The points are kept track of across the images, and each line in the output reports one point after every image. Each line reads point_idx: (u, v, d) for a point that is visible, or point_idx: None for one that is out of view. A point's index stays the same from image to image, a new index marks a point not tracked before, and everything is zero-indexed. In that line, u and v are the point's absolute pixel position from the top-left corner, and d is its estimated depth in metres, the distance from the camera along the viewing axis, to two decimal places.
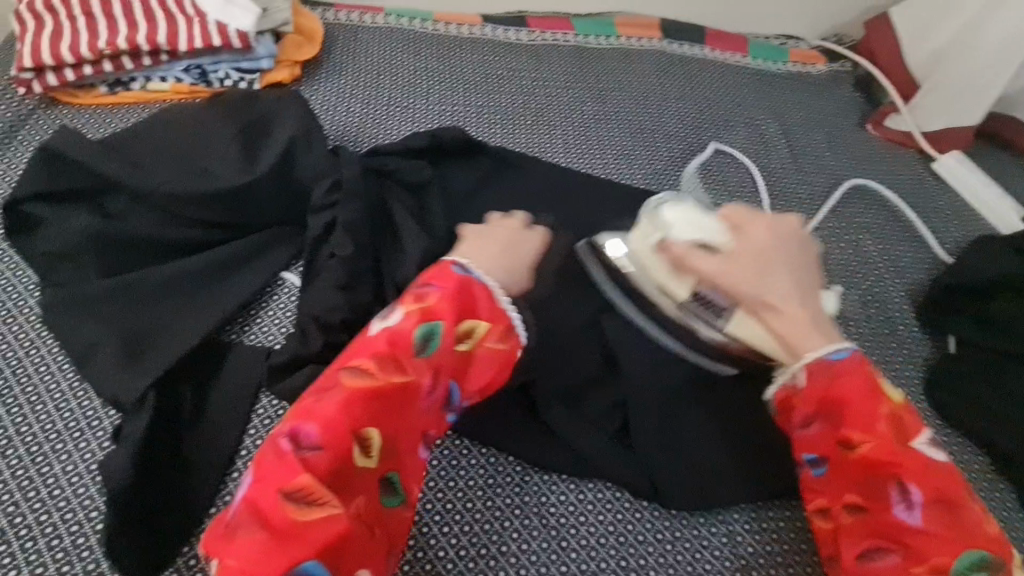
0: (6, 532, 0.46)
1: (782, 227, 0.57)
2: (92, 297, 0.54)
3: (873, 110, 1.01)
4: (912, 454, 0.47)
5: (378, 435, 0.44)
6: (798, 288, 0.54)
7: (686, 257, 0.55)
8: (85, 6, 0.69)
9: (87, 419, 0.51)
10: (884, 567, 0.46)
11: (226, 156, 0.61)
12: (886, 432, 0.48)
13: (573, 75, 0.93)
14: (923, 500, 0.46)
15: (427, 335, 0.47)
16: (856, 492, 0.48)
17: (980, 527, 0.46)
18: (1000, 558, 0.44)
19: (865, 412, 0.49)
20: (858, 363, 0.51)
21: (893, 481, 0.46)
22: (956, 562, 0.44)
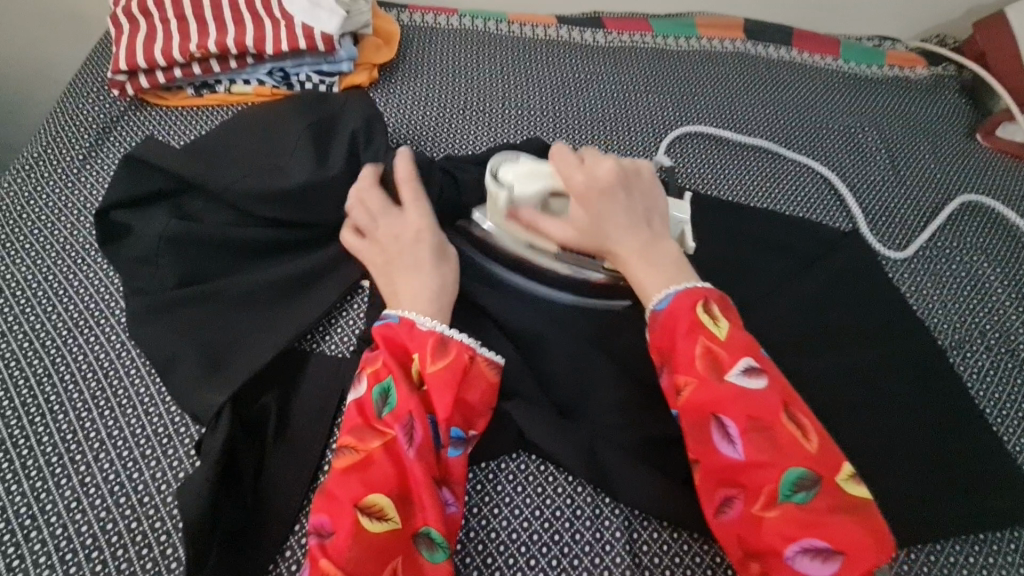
0: (98, 539, 0.45)
1: (614, 177, 0.55)
2: (181, 302, 0.53)
3: (981, 118, 0.92)
4: (749, 393, 0.46)
5: (381, 498, 0.43)
6: (635, 231, 0.54)
7: (533, 220, 0.55)
8: (177, 10, 0.69)
9: (173, 425, 0.50)
10: (735, 517, 0.45)
11: (307, 160, 0.60)
12: (699, 370, 0.48)
13: (652, 79, 0.89)
14: (741, 430, 0.45)
15: (382, 394, 0.47)
16: (689, 444, 0.47)
17: (798, 444, 0.45)
18: (827, 476, 0.44)
19: (711, 376, 0.47)
20: (680, 309, 0.50)
21: (735, 424, 0.45)
22: (779, 486, 0.44)
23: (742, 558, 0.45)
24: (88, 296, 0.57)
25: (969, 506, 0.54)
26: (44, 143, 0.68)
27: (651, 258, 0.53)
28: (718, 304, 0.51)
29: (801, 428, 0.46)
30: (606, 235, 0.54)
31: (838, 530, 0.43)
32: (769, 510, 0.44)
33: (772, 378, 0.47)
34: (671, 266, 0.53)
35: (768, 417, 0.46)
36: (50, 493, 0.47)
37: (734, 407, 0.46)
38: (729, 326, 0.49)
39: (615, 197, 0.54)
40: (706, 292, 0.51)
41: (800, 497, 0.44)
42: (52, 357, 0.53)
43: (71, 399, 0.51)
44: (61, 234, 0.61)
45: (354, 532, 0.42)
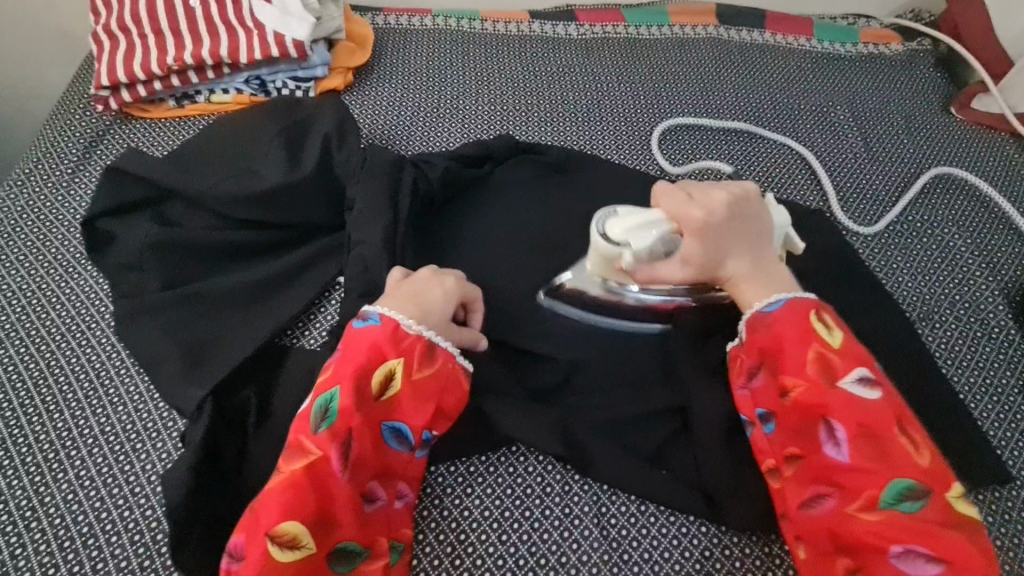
0: (94, 527, 0.48)
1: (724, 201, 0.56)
2: (165, 303, 0.56)
3: (957, 91, 0.92)
4: (861, 401, 0.47)
5: (293, 527, 0.43)
6: (749, 254, 0.55)
7: (653, 275, 0.56)
8: (155, 25, 0.72)
9: (161, 418, 0.53)
10: (823, 513, 0.47)
11: (280, 164, 0.63)
12: (811, 375, 0.49)
13: (625, 69, 0.91)
14: (848, 435, 0.47)
15: (321, 408, 0.47)
16: (792, 441, 0.49)
17: (910, 458, 0.45)
18: (937, 490, 0.45)
19: (823, 381, 0.48)
20: (788, 316, 0.51)
21: (844, 430, 0.47)
22: (882, 492, 0.45)
23: (826, 553, 0.46)
24: (78, 302, 0.60)
25: None
26: (35, 158, 0.71)
27: (767, 279, 0.54)
28: (830, 316, 0.52)
29: (913, 443, 0.46)
30: (723, 262, 0.55)
31: (945, 542, 0.43)
32: (868, 512, 0.45)
33: (885, 391, 0.48)
34: (783, 283, 0.54)
35: (880, 427, 0.46)
36: (49, 485, 0.50)
37: (845, 412, 0.47)
38: (843, 336, 0.50)
39: (730, 228, 0.55)
40: (816, 304, 0.52)
41: (906, 506, 0.44)
42: (47, 360, 0.56)
43: (65, 398, 0.54)
44: (53, 245, 0.64)
45: (264, 561, 0.42)
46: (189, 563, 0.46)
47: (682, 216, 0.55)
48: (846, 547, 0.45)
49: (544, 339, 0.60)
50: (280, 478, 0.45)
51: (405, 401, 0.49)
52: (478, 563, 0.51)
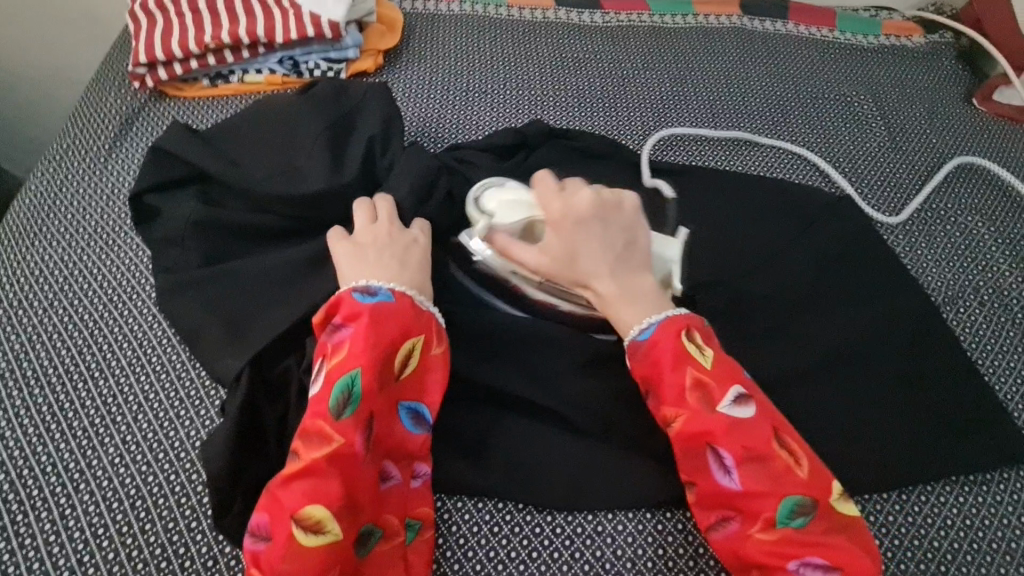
0: (141, 489, 0.50)
1: (598, 205, 0.56)
2: (208, 275, 0.57)
3: (980, 84, 0.93)
4: (739, 422, 0.48)
5: (320, 510, 0.43)
6: (610, 261, 0.55)
7: (507, 248, 0.55)
8: (191, 4, 0.73)
9: (204, 386, 0.54)
10: (727, 536, 0.47)
11: (316, 144, 0.64)
12: (692, 402, 0.49)
13: (650, 57, 0.91)
14: (735, 461, 0.47)
15: (344, 390, 0.46)
16: (684, 471, 0.49)
17: (791, 473, 0.47)
18: (821, 501, 0.46)
19: (703, 408, 0.48)
20: (671, 339, 0.51)
21: (730, 455, 0.47)
22: (776, 512, 0.46)
23: (739, 573, 0.48)
24: (118, 275, 0.61)
25: (959, 451, 0.57)
26: (73, 135, 0.72)
27: (629, 292, 0.54)
28: (700, 331, 0.52)
29: (793, 455, 0.47)
30: (583, 261, 0.54)
31: (836, 549, 0.45)
32: (766, 534, 0.46)
33: (760, 405, 0.49)
34: (649, 297, 0.54)
35: (762, 446, 0.47)
36: (96, 449, 0.51)
37: (726, 437, 0.47)
38: (714, 353, 0.51)
39: (591, 227, 0.55)
40: (689, 321, 0.52)
41: (799, 522, 0.45)
42: (90, 329, 0.58)
43: (109, 366, 0.56)
44: (93, 218, 0.65)
45: (290, 542, 0.42)
46: (236, 527, 0.47)
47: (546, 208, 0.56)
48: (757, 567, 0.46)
49: None
50: (298, 464, 0.44)
51: (421, 378, 0.51)
52: (516, 531, 0.52)
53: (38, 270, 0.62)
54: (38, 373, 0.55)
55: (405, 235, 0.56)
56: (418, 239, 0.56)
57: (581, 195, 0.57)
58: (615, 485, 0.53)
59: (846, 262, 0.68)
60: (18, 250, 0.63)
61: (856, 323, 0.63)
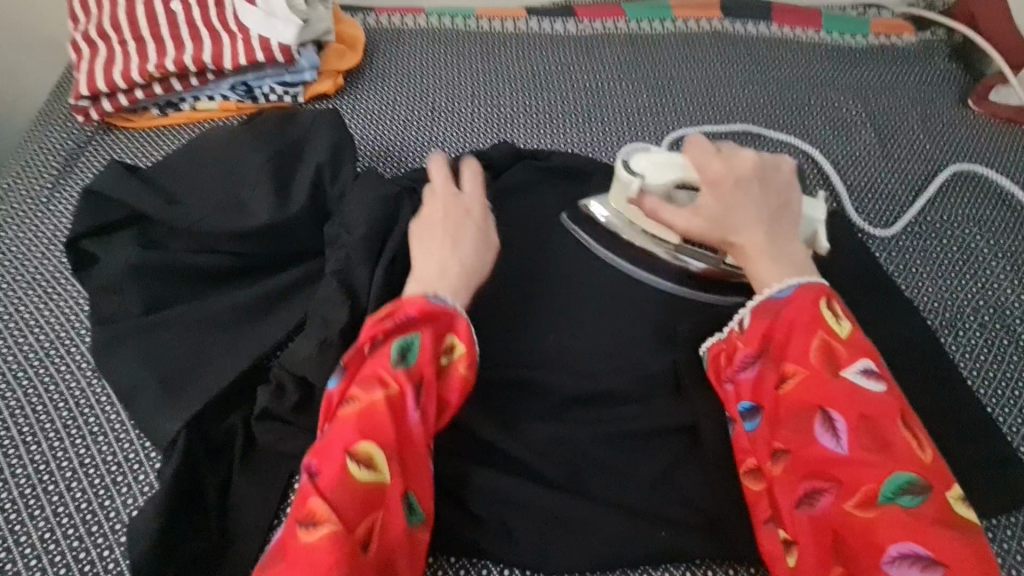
0: (71, 568, 0.46)
1: (764, 164, 0.55)
2: (146, 326, 0.53)
3: (975, 83, 0.89)
4: (865, 393, 0.44)
5: (376, 446, 0.42)
6: (766, 222, 0.53)
7: (656, 210, 0.55)
8: (135, 31, 0.69)
9: (144, 449, 0.51)
10: (821, 510, 0.43)
11: (264, 177, 0.60)
12: (814, 362, 0.46)
13: (626, 67, 0.87)
14: (848, 427, 0.44)
15: (402, 348, 0.46)
16: (784, 434, 0.46)
17: (912, 452, 0.43)
18: (936, 487, 0.42)
19: (827, 371, 0.45)
20: (801, 301, 0.48)
21: (844, 419, 0.44)
22: (881, 487, 0.42)
23: (822, 558, 0.42)
24: (56, 328, 0.57)
25: (961, 492, 0.53)
26: (14, 174, 0.69)
27: (775, 253, 0.52)
28: (840, 304, 0.49)
29: (916, 437, 0.43)
30: (735, 222, 0.53)
31: (941, 542, 0.40)
32: (864, 509, 0.42)
33: (891, 386, 0.45)
34: (800, 264, 0.52)
35: (883, 419, 0.44)
36: (24, 524, 0.48)
37: (845, 403, 0.44)
38: (851, 327, 0.47)
39: (751, 188, 0.53)
40: (828, 291, 0.49)
41: (906, 501, 0.41)
42: (24, 388, 0.54)
43: (43, 430, 0.52)
44: (32, 265, 0.62)
45: (343, 474, 0.41)
46: None
47: (703, 167, 0.54)
48: (842, 549, 0.42)
49: (548, 355, 0.56)
50: (355, 405, 0.43)
51: (460, 370, 0.48)
52: None
53: None
54: None
55: (460, 204, 0.56)
56: (470, 210, 0.56)
57: (745, 154, 0.55)
58: (586, 546, 0.48)
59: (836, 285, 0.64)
60: None
61: None
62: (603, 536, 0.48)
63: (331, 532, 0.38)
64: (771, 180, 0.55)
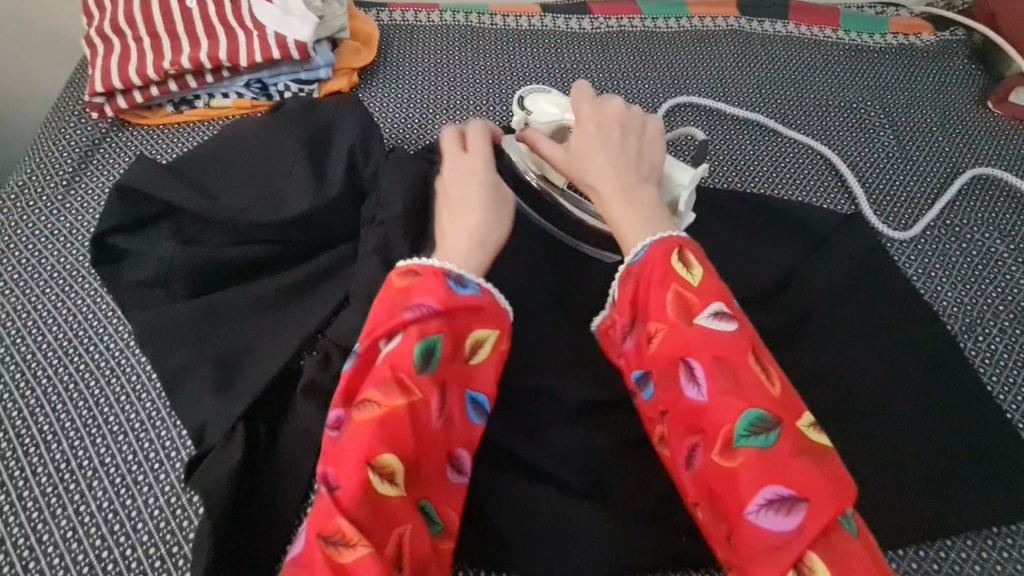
0: (94, 567, 0.46)
1: (626, 116, 0.55)
2: (168, 326, 0.54)
3: (995, 84, 0.87)
4: (715, 335, 0.43)
5: (396, 459, 0.42)
6: (620, 167, 0.52)
7: (534, 141, 0.56)
8: (150, 28, 0.69)
9: (164, 449, 0.51)
10: (698, 467, 0.43)
11: (284, 177, 0.60)
12: (670, 315, 0.45)
13: (642, 65, 0.86)
14: (705, 373, 0.43)
15: (426, 352, 0.44)
16: (656, 392, 0.45)
17: (761, 388, 0.42)
18: (788, 421, 0.41)
19: (680, 322, 0.44)
20: (653, 251, 0.47)
21: (701, 366, 0.43)
22: (735, 428, 0.41)
23: (710, 516, 0.43)
24: (75, 326, 0.57)
25: (980, 499, 0.53)
26: (29, 170, 0.69)
27: (630, 196, 0.51)
28: (693, 250, 0.47)
29: (766, 371, 0.43)
30: (591, 170, 0.52)
31: (802, 478, 0.39)
32: (728, 458, 0.41)
33: (742, 323, 0.44)
34: (652, 208, 0.51)
35: (734, 359, 0.43)
36: (46, 523, 0.48)
37: (699, 351, 0.43)
38: (704, 272, 0.46)
39: (612, 131, 0.53)
40: (683, 240, 0.48)
41: (759, 439, 0.41)
42: (44, 387, 0.54)
43: (64, 429, 0.52)
44: (49, 263, 0.61)
45: (365, 488, 0.40)
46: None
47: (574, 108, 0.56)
48: (719, 505, 0.42)
49: (568, 358, 0.56)
50: (376, 412, 0.42)
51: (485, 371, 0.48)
52: None
53: None
54: None
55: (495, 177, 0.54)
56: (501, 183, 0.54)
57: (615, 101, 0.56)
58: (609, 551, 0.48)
59: (854, 290, 0.63)
60: None
61: (866, 357, 0.59)
62: (625, 541, 0.48)
63: (366, 549, 0.38)
64: (639, 132, 0.55)
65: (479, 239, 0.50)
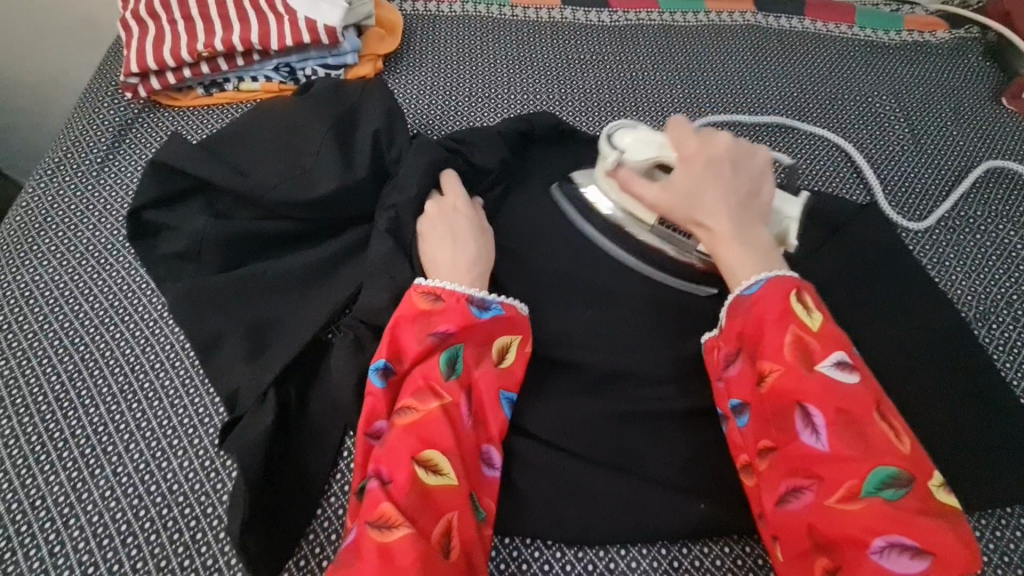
0: (132, 525, 0.47)
1: (735, 149, 0.54)
2: (204, 295, 0.55)
3: (1008, 81, 0.88)
4: (841, 385, 0.44)
5: (438, 453, 0.44)
6: (731, 208, 0.52)
7: (630, 184, 0.55)
8: (185, 12, 0.71)
9: (199, 414, 0.52)
10: (803, 505, 0.43)
11: (314, 156, 0.61)
12: (788, 358, 0.45)
13: (661, 57, 0.88)
14: (826, 422, 0.43)
15: (451, 359, 0.48)
16: (768, 432, 0.46)
17: (891, 444, 0.42)
18: (918, 478, 0.42)
19: (800, 365, 0.45)
20: (772, 292, 0.48)
21: (822, 415, 0.43)
22: (864, 482, 0.41)
23: (804, 552, 0.43)
24: (111, 296, 0.59)
25: (994, 480, 0.54)
26: (64, 147, 0.70)
27: (745, 236, 0.51)
28: (809, 295, 0.48)
29: (892, 428, 0.43)
30: (700, 210, 0.52)
31: (929, 532, 0.40)
32: (848, 504, 0.42)
33: (864, 374, 0.45)
34: (763, 251, 0.50)
35: (859, 410, 0.43)
36: (85, 481, 0.49)
37: (821, 397, 0.44)
38: (822, 318, 0.47)
39: (721, 170, 0.53)
40: (797, 284, 0.48)
41: (888, 493, 0.41)
42: (82, 354, 0.56)
43: (100, 393, 0.54)
44: (85, 236, 0.63)
45: (412, 480, 0.42)
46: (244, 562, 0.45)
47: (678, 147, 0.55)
48: (823, 544, 0.42)
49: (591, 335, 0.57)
50: (413, 415, 0.45)
51: (514, 371, 0.51)
52: (524, 568, 0.49)
53: (29, 291, 0.60)
54: (27, 400, 0.53)
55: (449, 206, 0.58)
56: (457, 205, 0.58)
57: (716, 137, 0.55)
58: (628, 517, 0.49)
59: (871, 277, 0.64)
60: (9, 269, 0.62)
61: (882, 341, 0.60)
62: (643, 508, 0.50)
63: (407, 531, 0.40)
64: (745, 170, 0.54)
65: (466, 257, 0.54)
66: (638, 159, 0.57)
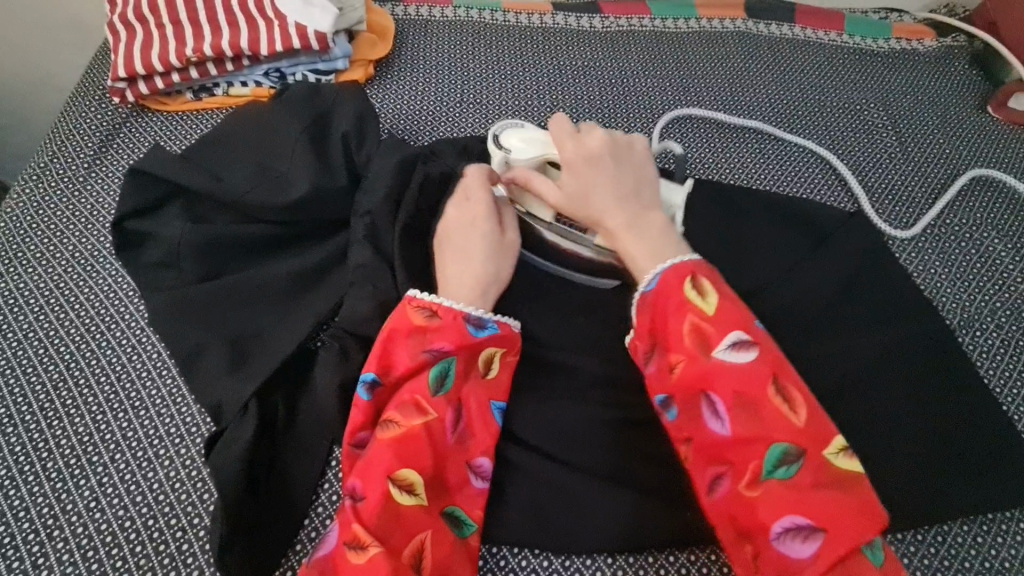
0: (117, 537, 0.47)
1: (615, 142, 0.54)
2: (192, 303, 0.55)
3: (994, 90, 0.89)
4: (735, 368, 0.45)
5: (414, 473, 0.45)
6: (620, 198, 0.51)
7: (524, 181, 0.54)
8: (173, 15, 0.70)
9: (186, 425, 0.52)
10: (720, 495, 0.45)
11: (302, 163, 0.61)
12: (688, 347, 0.46)
13: (652, 64, 0.88)
14: (727, 407, 0.45)
15: (440, 374, 0.48)
16: (679, 423, 0.47)
17: (784, 420, 0.44)
18: (812, 450, 0.43)
19: (700, 353, 0.46)
20: (669, 279, 0.48)
21: (722, 400, 0.45)
22: (763, 462, 0.44)
23: (731, 540, 0.45)
24: (97, 304, 0.58)
25: (977, 487, 0.55)
26: (50, 152, 0.70)
27: (639, 229, 0.50)
28: (709, 277, 0.48)
29: (788, 402, 0.45)
30: (594, 203, 0.51)
31: (824, 504, 0.42)
32: (753, 488, 0.44)
33: (762, 352, 0.46)
34: (661, 240, 0.50)
35: (756, 392, 0.44)
36: (70, 493, 0.49)
37: (722, 384, 0.45)
38: (719, 300, 0.47)
39: (604, 163, 0.52)
40: (695, 267, 0.48)
41: (783, 472, 0.43)
42: (68, 363, 0.55)
43: (86, 403, 0.53)
44: (71, 242, 0.63)
45: (387, 500, 0.43)
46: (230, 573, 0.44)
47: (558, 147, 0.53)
48: (744, 532, 0.44)
49: (580, 343, 0.57)
50: (396, 431, 0.46)
51: (501, 382, 0.51)
52: None
53: (13, 298, 0.59)
54: (10, 410, 0.53)
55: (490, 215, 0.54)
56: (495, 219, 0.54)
57: (593, 131, 0.54)
58: (615, 527, 0.50)
59: (857, 284, 0.65)
60: None
61: (869, 348, 0.61)
62: (631, 517, 0.50)
63: (377, 550, 0.42)
64: (631, 160, 0.53)
65: (490, 285, 0.52)
66: (528, 155, 0.55)
